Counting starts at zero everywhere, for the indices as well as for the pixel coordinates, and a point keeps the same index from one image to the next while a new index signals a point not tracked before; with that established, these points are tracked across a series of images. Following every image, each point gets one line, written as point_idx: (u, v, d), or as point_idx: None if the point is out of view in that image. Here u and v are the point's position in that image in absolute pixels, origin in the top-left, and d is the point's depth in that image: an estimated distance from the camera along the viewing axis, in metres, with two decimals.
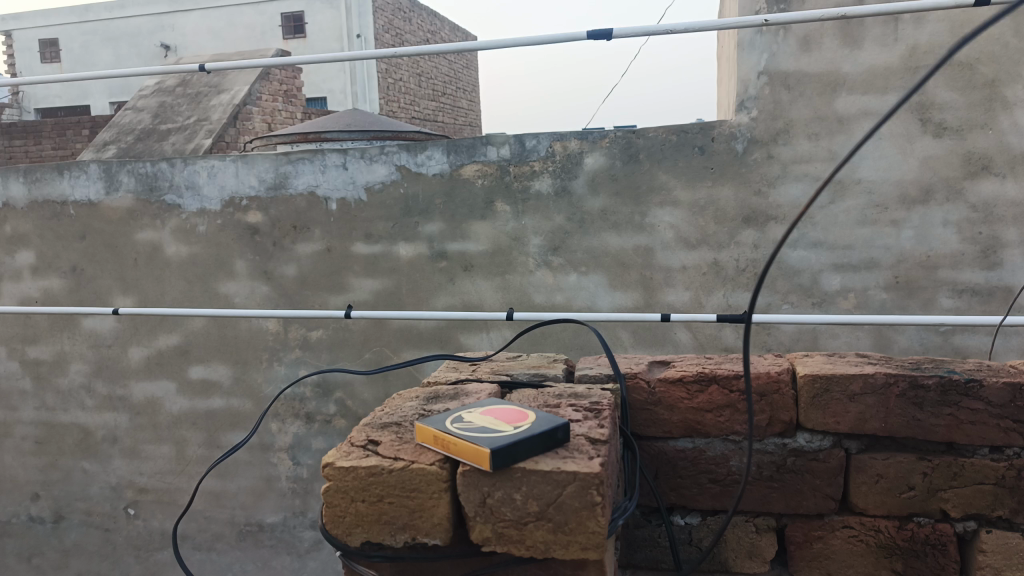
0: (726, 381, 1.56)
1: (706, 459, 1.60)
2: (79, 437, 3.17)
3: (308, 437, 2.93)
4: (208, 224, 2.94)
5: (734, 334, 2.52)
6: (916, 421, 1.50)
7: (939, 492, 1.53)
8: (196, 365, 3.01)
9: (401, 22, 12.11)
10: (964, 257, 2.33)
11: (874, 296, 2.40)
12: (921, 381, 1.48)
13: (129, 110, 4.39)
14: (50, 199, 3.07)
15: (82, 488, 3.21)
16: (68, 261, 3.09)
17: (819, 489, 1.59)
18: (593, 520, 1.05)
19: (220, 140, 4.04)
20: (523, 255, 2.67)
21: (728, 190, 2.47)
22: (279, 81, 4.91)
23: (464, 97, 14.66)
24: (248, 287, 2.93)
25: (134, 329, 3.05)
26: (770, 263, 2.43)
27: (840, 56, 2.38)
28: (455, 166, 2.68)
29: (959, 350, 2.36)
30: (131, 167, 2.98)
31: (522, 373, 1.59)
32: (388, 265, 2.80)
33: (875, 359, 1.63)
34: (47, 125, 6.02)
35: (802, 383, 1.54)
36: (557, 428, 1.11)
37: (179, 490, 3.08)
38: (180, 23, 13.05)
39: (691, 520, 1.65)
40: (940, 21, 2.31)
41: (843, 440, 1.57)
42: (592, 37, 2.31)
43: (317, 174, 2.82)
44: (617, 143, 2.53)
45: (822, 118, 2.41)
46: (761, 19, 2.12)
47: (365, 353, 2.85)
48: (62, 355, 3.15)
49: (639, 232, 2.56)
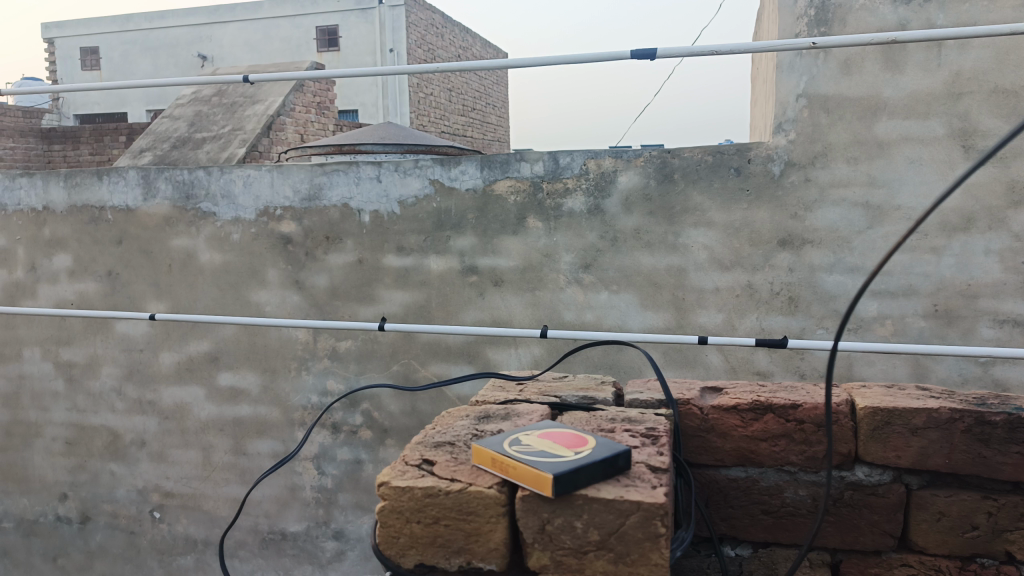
0: (783, 410, 1.52)
1: (759, 489, 1.56)
2: (108, 439, 3.20)
3: (334, 447, 2.92)
4: (242, 232, 2.96)
5: (766, 358, 2.47)
6: (982, 458, 1.45)
7: (1004, 533, 1.47)
8: (225, 372, 3.02)
9: (434, 37, 12.27)
10: (1006, 287, 2.28)
11: (912, 324, 2.35)
12: (988, 417, 1.43)
13: (166, 118, 4.45)
14: (90, 204, 3.11)
15: (109, 490, 3.23)
16: (105, 266, 3.13)
17: (877, 525, 1.53)
18: (656, 552, 1.03)
19: (254, 150, 4.08)
20: (554, 272, 2.65)
21: (763, 212, 2.43)
22: (313, 93, 4.97)
23: (493, 112, 14.75)
24: (280, 296, 2.94)
25: (166, 334, 3.07)
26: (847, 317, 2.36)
27: (881, 80, 2.35)
28: (489, 182, 2.67)
29: (999, 382, 2.30)
30: (169, 174, 3.01)
31: (569, 394, 1.57)
32: (418, 278, 2.79)
33: (936, 392, 1.58)
34: (86, 131, 6.20)
35: (862, 415, 1.50)
36: (618, 455, 1.09)
37: (205, 496, 3.09)
38: (219, 35, 13.31)
39: (741, 552, 1.60)
40: (985, 47, 2.26)
41: (903, 475, 1.52)
42: (635, 56, 2.30)
43: (351, 186, 2.83)
44: (652, 163, 2.51)
45: (861, 142, 2.37)
46: (808, 42, 2.09)
47: (393, 365, 2.84)
48: (95, 358, 3.18)
49: (672, 251, 2.53)
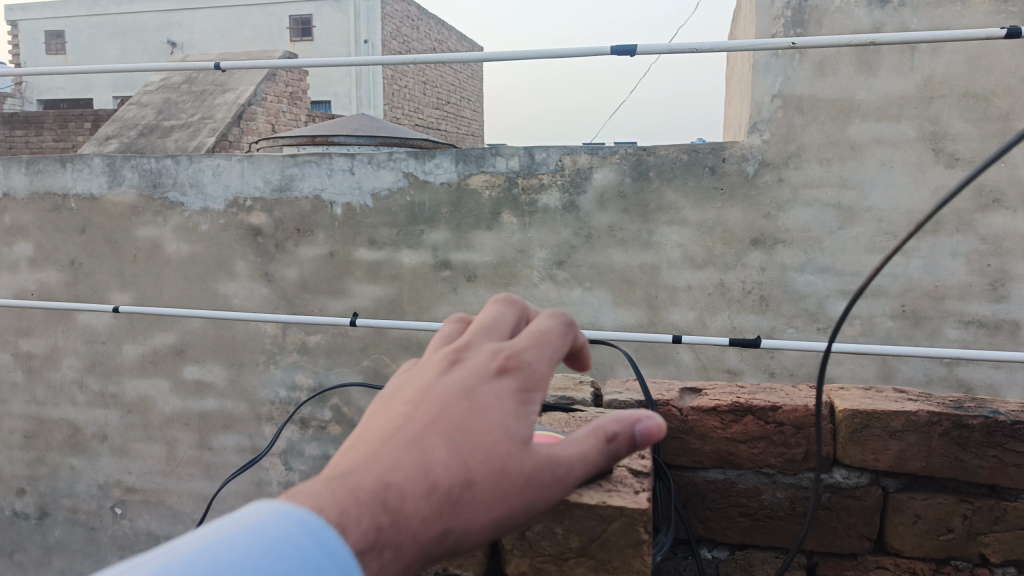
0: (762, 412, 1.52)
1: (737, 492, 1.55)
2: (68, 432, 3.11)
3: (301, 443, 2.87)
4: (210, 223, 2.89)
5: (737, 356, 2.47)
6: (959, 462, 1.45)
7: (979, 536, 1.48)
8: (190, 365, 2.95)
9: (409, 29, 12.18)
10: (971, 288, 2.30)
11: (880, 324, 2.36)
12: (966, 421, 1.44)
13: (133, 104, 4.33)
14: (52, 191, 3.01)
15: (68, 484, 3.14)
16: (67, 254, 3.03)
17: (854, 528, 1.53)
18: (638, 559, 1.01)
19: (223, 139, 4.00)
20: (528, 267, 2.62)
21: (737, 212, 2.43)
22: (285, 83, 4.93)
23: (468, 107, 14.68)
24: (248, 288, 2.87)
25: (130, 326, 2.98)
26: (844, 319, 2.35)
27: (855, 82, 2.36)
28: (463, 176, 2.64)
29: (963, 382, 2.33)
30: (135, 162, 2.92)
31: (548, 394, 1.55)
32: (390, 272, 2.75)
33: (914, 395, 1.58)
34: (50, 117, 6.02)
35: (842, 417, 1.49)
36: None
37: (168, 491, 3.02)
38: (188, 22, 13.04)
39: (718, 554, 1.59)
40: (957, 52, 2.28)
41: (880, 478, 1.53)
42: (615, 53, 2.28)
43: (323, 177, 2.77)
44: (627, 160, 2.49)
45: (834, 144, 2.37)
46: (787, 42, 2.07)
47: (363, 360, 2.80)
48: (55, 350, 3.08)
49: (645, 249, 2.52)
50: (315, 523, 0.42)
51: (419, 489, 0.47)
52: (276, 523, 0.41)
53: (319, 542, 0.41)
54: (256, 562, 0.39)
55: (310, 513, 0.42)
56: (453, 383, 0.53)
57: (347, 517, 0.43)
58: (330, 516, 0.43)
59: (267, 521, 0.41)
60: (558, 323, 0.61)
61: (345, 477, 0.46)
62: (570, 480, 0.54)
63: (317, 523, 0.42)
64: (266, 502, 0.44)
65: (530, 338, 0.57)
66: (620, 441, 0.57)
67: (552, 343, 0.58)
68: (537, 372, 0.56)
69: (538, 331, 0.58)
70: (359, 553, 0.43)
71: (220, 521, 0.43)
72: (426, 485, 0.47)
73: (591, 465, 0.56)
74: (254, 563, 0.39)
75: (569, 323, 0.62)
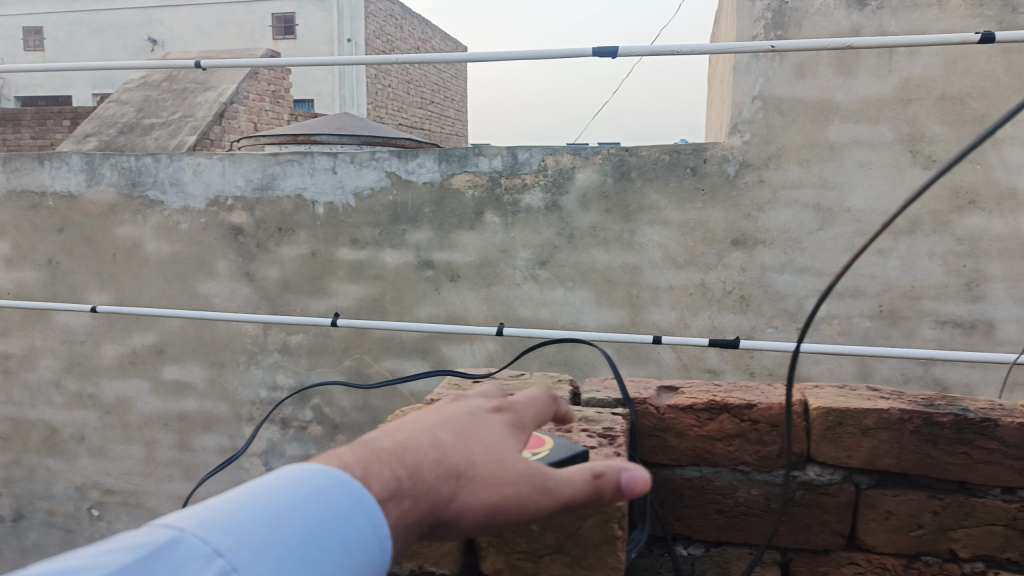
0: (738, 410, 1.53)
1: (713, 489, 1.57)
2: (45, 433, 3.07)
3: (283, 443, 2.87)
4: (190, 222, 2.87)
5: (717, 356, 2.49)
6: (930, 458, 1.48)
7: (949, 532, 1.50)
8: (170, 365, 2.93)
9: (392, 29, 12.16)
10: (947, 289, 2.33)
11: (858, 324, 2.39)
12: (936, 418, 1.46)
13: (113, 102, 4.29)
14: (29, 189, 2.98)
15: (46, 486, 3.11)
16: (45, 253, 3.00)
17: (827, 524, 1.56)
18: (613, 556, 1.02)
19: (205, 138, 3.98)
20: (510, 268, 2.63)
21: (717, 213, 2.45)
22: (267, 82, 4.93)
23: (452, 107, 14.68)
24: (229, 288, 2.86)
25: (108, 326, 2.96)
26: (813, 317, 2.38)
27: (834, 84, 2.38)
28: (446, 176, 2.64)
29: (939, 382, 2.36)
30: (115, 160, 2.90)
31: None
32: (373, 271, 2.75)
33: (887, 393, 1.61)
34: (28, 114, 5.95)
35: (815, 415, 1.51)
36: (577, 456, 1.06)
37: (147, 492, 3.00)
38: (169, 19, 12.91)
39: (694, 551, 1.61)
40: (934, 55, 2.31)
41: (853, 475, 1.55)
42: (597, 54, 2.29)
43: (305, 176, 2.76)
44: (609, 160, 2.50)
45: (814, 145, 2.40)
46: (767, 44, 2.09)
47: (345, 361, 2.79)
48: (32, 350, 3.05)
49: (627, 249, 2.53)
50: (344, 477, 0.59)
51: (433, 455, 0.66)
52: (316, 477, 0.59)
53: (347, 491, 0.58)
54: (300, 505, 0.56)
55: (341, 471, 0.60)
56: (462, 409, 0.76)
57: (372, 470, 0.62)
58: (356, 471, 0.61)
59: (308, 479, 0.58)
60: (541, 397, 0.86)
61: (375, 445, 0.65)
62: (558, 490, 0.68)
63: (347, 477, 0.59)
64: (301, 466, 0.61)
65: (520, 399, 0.82)
66: (605, 479, 0.72)
67: (536, 405, 0.83)
68: (523, 418, 0.80)
69: (525, 396, 0.84)
70: (380, 499, 0.60)
71: (267, 478, 0.60)
72: (435, 455, 0.66)
73: (580, 488, 0.70)
74: (298, 505, 0.56)
75: (551, 397, 0.88)
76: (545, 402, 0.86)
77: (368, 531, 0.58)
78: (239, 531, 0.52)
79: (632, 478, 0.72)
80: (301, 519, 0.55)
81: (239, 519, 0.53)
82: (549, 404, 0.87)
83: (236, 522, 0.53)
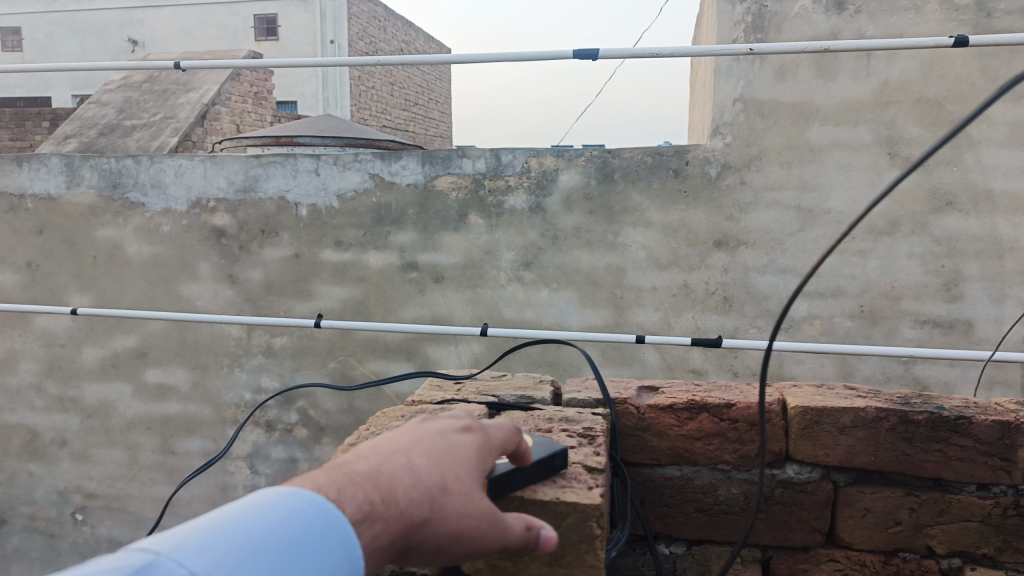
0: (717, 409, 1.55)
1: (693, 488, 1.59)
2: (25, 438, 3.04)
3: (267, 446, 2.85)
4: (172, 224, 2.85)
5: (701, 356, 2.51)
6: (906, 456, 1.50)
7: (925, 528, 1.52)
8: (152, 368, 2.91)
9: (376, 30, 12.14)
10: (927, 289, 2.36)
11: (839, 324, 2.42)
12: (912, 416, 1.48)
13: (93, 103, 4.25)
14: (8, 191, 2.95)
15: (26, 492, 3.08)
16: (24, 256, 2.97)
17: (806, 522, 1.57)
18: (592, 554, 1.03)
19: (187, 139, 3.95)
20: (495, 269, 2.64)
21: (700, 214, 2.47)
22: (250, 83, 4.91)
23: (436, 109, 14.68)
24: (211, 290, 2.84)
25: (89, 329, 2.93)
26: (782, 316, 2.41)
27: (814, 87, 2.41)
28: (430, 177, 2.64)
29: (920, 380, 2.39)
30: (95, 162, 2.88)
31: (508, 393, 1.56)
32: (357, 273, 2.74)
33: (864, 391, 1.63)
34: (6, 115, 5.89)
35: (793, 413, 1.53)
36: (555, 455, 1.08)
37: (130, 497, 2.97)
38: (151, 19, 12.82)
39: (675, 550, 1.63)
40: (911, 59, 2.34)
41: (831, 473, 1.56)
42: (579, 56, 2.30)
43: (288, 178, 2.75)
44: (593, 162, 2.52)
45: (794, 147, 2.42)
46: (746, 47, 2.11)
47: (329, 363, 2.78)
48: (12, 353, 3.02)
49: (611, 251, 2.54)
50: (318, 499, 0.60)
51: (408, 479, 0.67)
52: (291, 499, 0.59)
53: (321, 512, 0.59)
54: (276, 527, 0.56)
55: (315, 493, 0.61)
56: (432, 431, 0.77)
57: (345, 492, 0.62)
58: (330, 493, 0.61)
59: (283, 502, 0.59)
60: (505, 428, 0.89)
61: (349, 468, 0.66)
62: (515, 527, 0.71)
63: (321, 499, 0.60)
64: (275, 490, 0.61)
65: (485, 426, 0.85)
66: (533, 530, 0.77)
67: (497, 436, 0.85)
68: (488, 446, 0.82)
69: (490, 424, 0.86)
70: (353, 521, 0.60)
71: (239, 502, 0.60)
72: (410, 479, 0.67)
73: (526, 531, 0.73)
74: (275, 526, 0.56)
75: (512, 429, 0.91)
76: (506, 432, 0.89)
77: (341, 554, 0.58)
78: (217, 551, 0.52)
79: (550, 537, 0.78)
80: (277, 539, 0.55)
81: (216, 540, 0.53)
82: (509, 434, 0.89)
83: (213, 543, 0.53)
